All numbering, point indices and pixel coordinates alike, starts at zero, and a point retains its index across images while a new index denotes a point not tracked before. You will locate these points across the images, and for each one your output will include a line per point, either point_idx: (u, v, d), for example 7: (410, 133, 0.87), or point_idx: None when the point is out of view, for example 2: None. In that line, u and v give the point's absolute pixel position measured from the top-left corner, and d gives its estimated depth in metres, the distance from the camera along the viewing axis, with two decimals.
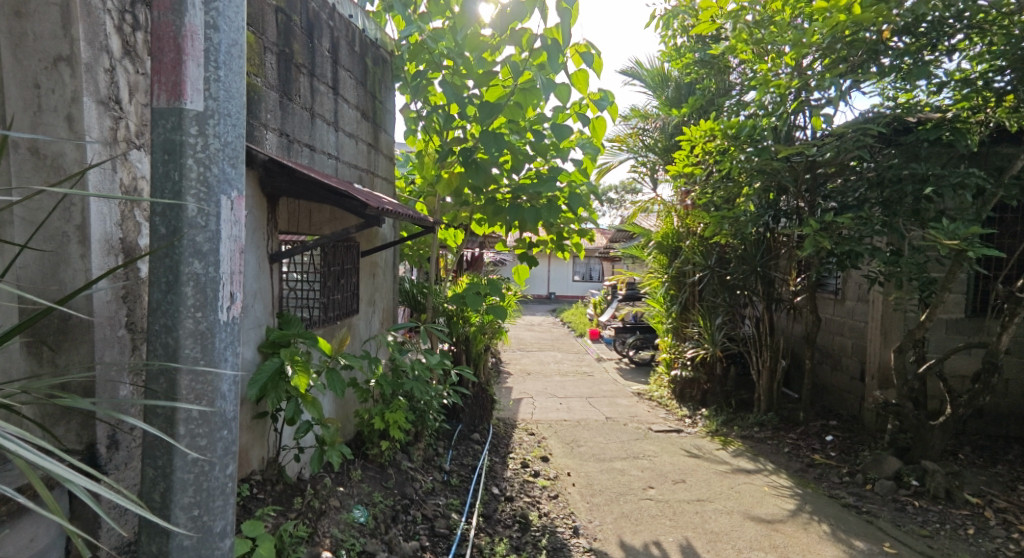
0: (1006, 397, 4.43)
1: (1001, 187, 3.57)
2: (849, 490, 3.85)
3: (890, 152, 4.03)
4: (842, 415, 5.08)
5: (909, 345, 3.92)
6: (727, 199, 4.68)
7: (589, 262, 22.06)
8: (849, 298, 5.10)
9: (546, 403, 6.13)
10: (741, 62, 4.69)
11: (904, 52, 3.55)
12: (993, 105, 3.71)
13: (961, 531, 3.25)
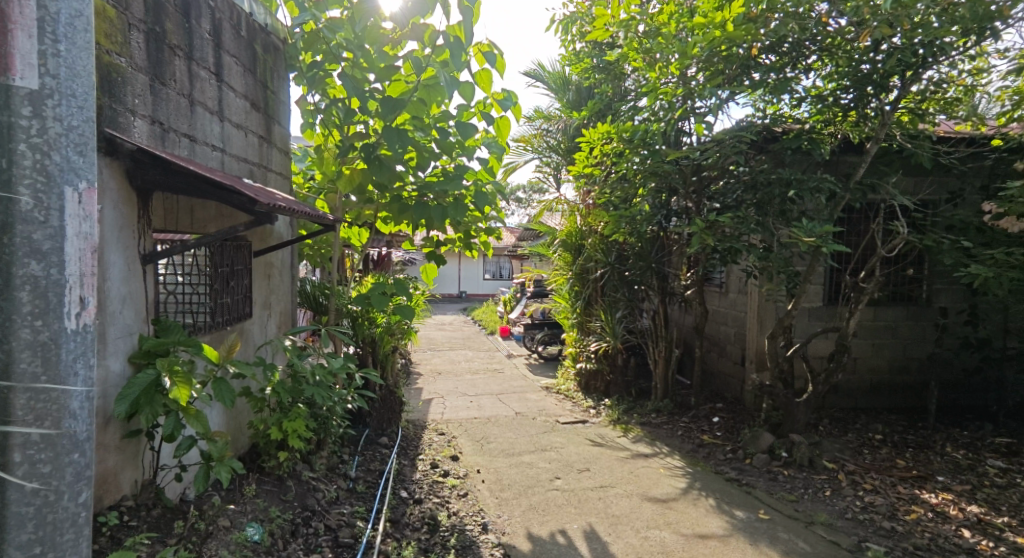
0: (857, 374, 5.06)
1: (848, 191, 4.12)
2: (731, 465, 4.22)
3: (761, 158, 4.48)
4: (727, 397, 5.55)
5: (779, 331, 4.35)
6: (625, 199, 4.91)
7: (499, 262, 22.28)
8: (731, 290, 5.56)
9: (456, 402, 6.12)
10: (634, 70, 4.94)
11: (770, 69, 3.95)
12: (842, 120, 4.20)
13: (821, 493, 3.67)
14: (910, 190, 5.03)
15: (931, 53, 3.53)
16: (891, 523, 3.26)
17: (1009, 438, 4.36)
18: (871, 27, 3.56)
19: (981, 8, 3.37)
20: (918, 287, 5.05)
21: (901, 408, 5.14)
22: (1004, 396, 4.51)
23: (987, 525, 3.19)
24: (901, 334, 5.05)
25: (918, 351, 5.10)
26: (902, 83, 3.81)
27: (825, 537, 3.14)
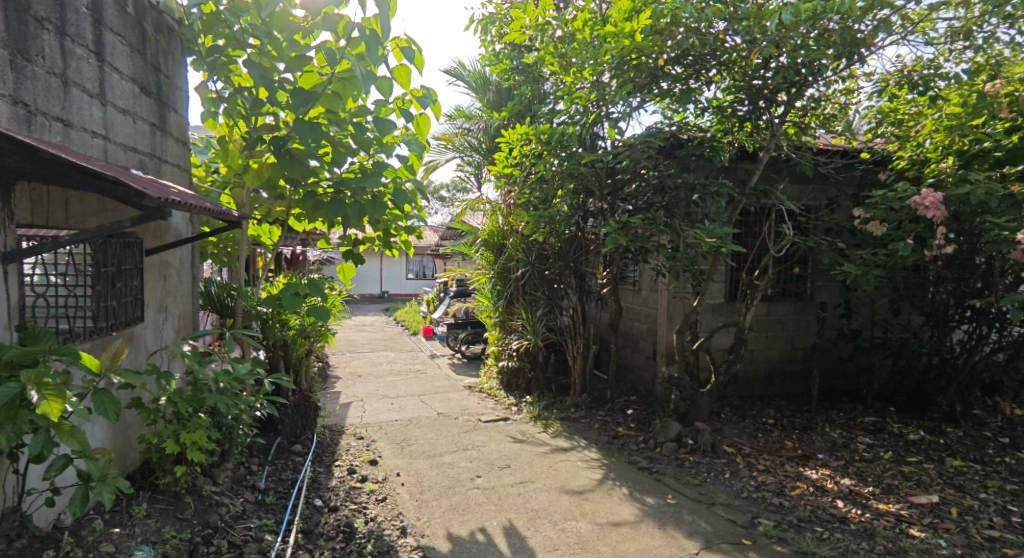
0: (754, 364, 5.48)
1: (744, 195, 4.47)
2: (643, 455, 4.43)
3: (669, 163, 4.74)
4: (640, 390, 5.82)
5: (686, 327, 4.62)
6: (544, 199, 5.01)
7: (423, 261, 21.94)
8: (643, 288, 5.83)
9: (376, 404, 5.97)
10: (551, 74, 5.03)
11: (676, 80, 4.19)
12: (739, 130, 4.55)
13: (721, 476, 3.94)
14: (797, 196, 5.52)
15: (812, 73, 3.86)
16: (780, 498, 3.57)
17: (877, 417, 4.90)
18: (761, 46, 3.86)
19: (850, 35, 3.75)
20: (803, 284, 5.56)
21: (792, 394, 5.63)
22: (872, 379, 5.07)
23: (858, 495, 3.57)
24: (789, 327, 5.52)
25: (805, 342, 5.60)
26: (789, 99, 4.17)
27: (724, 516, 3.37)
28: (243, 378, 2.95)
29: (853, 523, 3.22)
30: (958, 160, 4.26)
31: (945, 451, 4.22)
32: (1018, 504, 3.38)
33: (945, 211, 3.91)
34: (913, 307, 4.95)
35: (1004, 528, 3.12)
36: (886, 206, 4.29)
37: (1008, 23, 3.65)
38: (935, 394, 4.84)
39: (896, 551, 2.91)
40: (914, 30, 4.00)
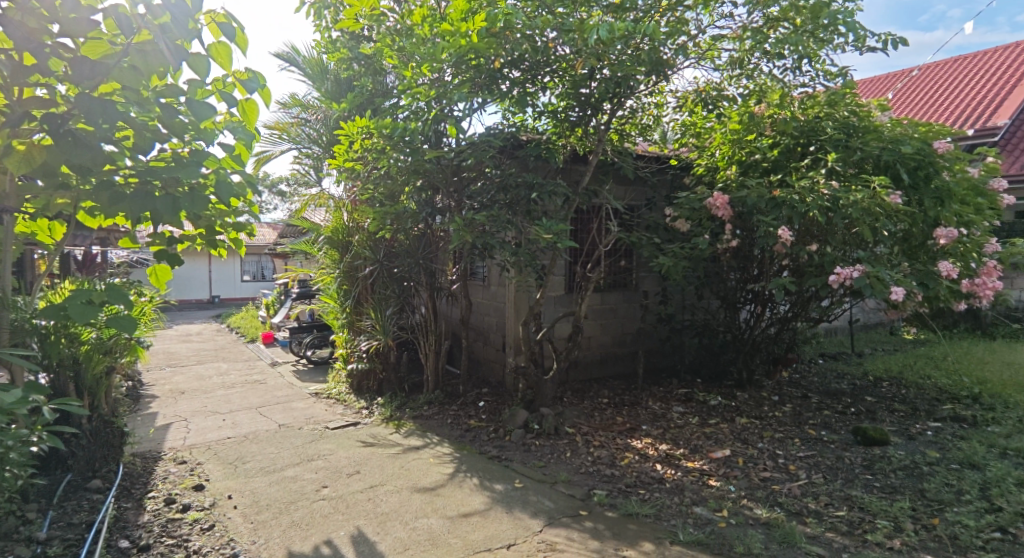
0: (590, 349, 6.00)
1: (578, 195, 4.84)
2: (494, 444, 4.60)
3: (510, 161, 4.91)
4: (491, 382, 6.00)
5: (531, 319, 4.88)
6: (390, 195, 4.90)
7: (260, 260, 19.90)
8: (492, 283, 6.00)
9: (204, 422, 5.32)
10: (392, 67, 4.91)
11: (514, 83, 4.41)
12: (571, 134, 4.93)
13: (563, 455, 4.25)
14: (622, 196, 6.16)
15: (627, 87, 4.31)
16: (611, 469, 3.98)
17: (687, 388, 5.70)
18: (583, 57, 4.16)
19: (655, 54, 4.23)
20: (629, 275, 6.22)
21: (622, 374, 6.27)
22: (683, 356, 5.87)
23: (672, 458, 4.12)
24: (619, 314, 6.16)
25: (632, 327, 6.29)
26: (612, 107, 4.60)
27: (564, 492, 3.66)
28: (11, 409, 2.39)
29: (668, 482, 3.72)
30: (739, 168, 5.19)
31: (735, 411, 5.07)
32: (784, 448, 4.20)
33: (730, 211, 4.81)
34: (711, 292, 5.82)
35: (773, 469, 3.86)
36: (689, 206, 5.00)
37: (767, 58, 4.44)
38: (729, 364, 5.77)
39: (699, 500, 3.43)
40: (704, 57, 4.70)
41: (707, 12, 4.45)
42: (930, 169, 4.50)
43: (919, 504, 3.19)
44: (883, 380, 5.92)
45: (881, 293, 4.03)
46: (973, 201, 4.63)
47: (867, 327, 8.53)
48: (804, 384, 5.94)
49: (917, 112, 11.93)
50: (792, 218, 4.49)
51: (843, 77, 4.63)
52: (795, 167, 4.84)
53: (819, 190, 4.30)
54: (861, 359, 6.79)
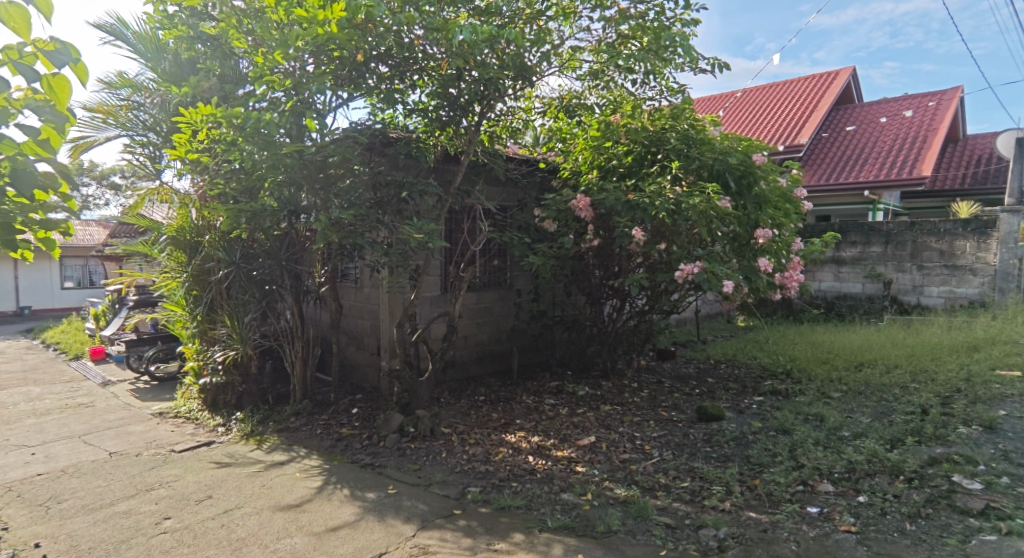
0: (466, 348, 6.07)
1: (450, 195, 4.82)
2: (367, 451, 4.42)
3: (380, 159, 4.77)
4: (366, 387, 5.78)
5: (406, 320, 4.77)
6: (246, 191, 4.48)
7: (88, 264, 16.91)
8: (365, 285, 5.76)
9: (8, 458, 4.45)
10: (242, 52, 4.48)
11: (381, 79, 4.29)
12: (441, 134, 4.91)
13: (439, 456, 4.23)
14: (494, 197, 6.27)
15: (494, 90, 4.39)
16: (485, 465, 4.04)
17: (558, 381, 5.98)
18: (451, 58, 4.16)
19: (519, 60, 4.35)
20: (504, 274, 6.39)
21: (498, 371, 6.41)
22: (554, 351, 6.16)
23: (543, 448, 4.29)
24: (495, 312, 6.31)
25: (506, 324, 6.46)
26: (482, 110, 4.64)
27: (439, 493, 3.64)
28: None
29: (539, 473, 3.87)
30: (599, 173, 5.58)
31: (600, 400, 5.42)
32: (641, 430, 4.58)
33: (591, 212, 5.19)
34: (578, 289, 6.15)
35: (632, 450, 4.19)
36: (555, 207, 5.31)
37: (620, 72, 4.80)
38: (595, 356, 6.15)
39: (567, 487, 3.61)
40: (565, 66, 4.96)
41: (567, 24, 4.68)
42: (751, 178, 5.14)
43: (745, 468, 3.67)
44: (720, 363, 6.71)
45: (715, 285, 4.65)
46: (784, 206, 5.40)
47: (708, 317, 9.60)
48: (659, 370, 6.53)
49: (742, 128, 13.73)
50: (644, 220, 4.92)
51: (683, 94, 5.19)
52: (646, 174, 5.32)
53: (665, 195, 4.80)
54: (704, 346, 7.65)
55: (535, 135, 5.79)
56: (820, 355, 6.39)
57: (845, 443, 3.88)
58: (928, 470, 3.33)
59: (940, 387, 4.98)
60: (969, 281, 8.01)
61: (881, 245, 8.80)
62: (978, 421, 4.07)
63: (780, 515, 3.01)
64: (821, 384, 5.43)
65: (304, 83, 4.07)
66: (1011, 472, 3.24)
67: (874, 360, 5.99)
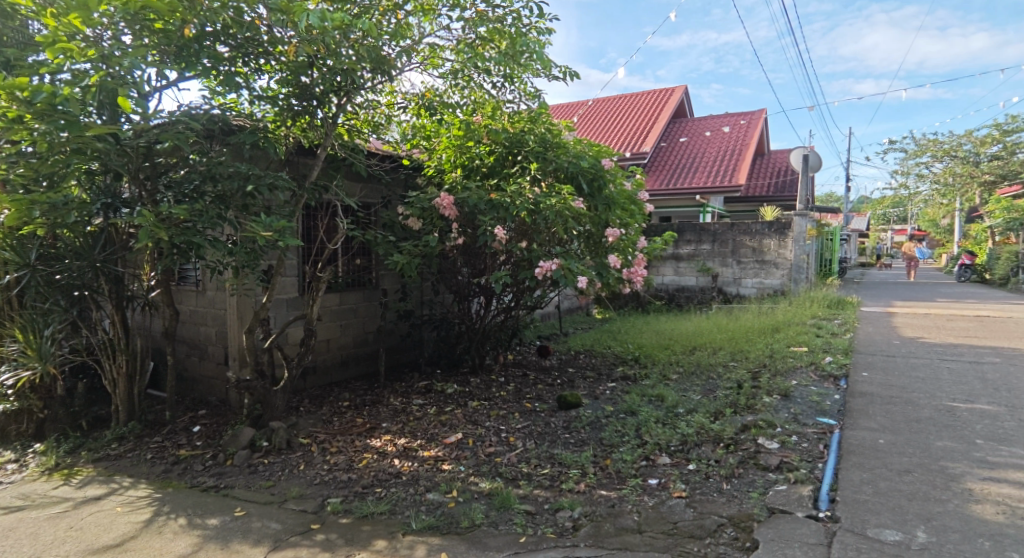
0: (329, 352, 5.79)
1: (305, 191, 4.50)
2: (210, 473, 3.99)
3: (219, 149, 4.29)
4: (211, 402, 5.23)
5: (256, 324, 4.35)
6: (44, 180, 3.76)
7: None
8: (208, 288, 5.18)
9: None
10: (31, 13, 3.75)
11: (219, 59, 3.83)
12: (293, 125, 4.53)
13: (296, 469, 3.96)
14: (355, 193, 6.02)
15: (350, 82, 4.18)
16: (348, 473, 3.87)
17: (427, 380, 5.92)
18: (300, 44, 3.93)
19: (376, 53, 4.18)
20: (368, 273, 6.19)
21: (363, 374, 6.21)
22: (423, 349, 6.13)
23: (409, 450, 4.21)
24: (360, 314, 6.11)
25: (372, 325, 6.27)
26: (340, 102, 4.37)
27: (294, 509, 3.40)
28: None
29: (404, 475, 3.79)
30: (462, 172, 5.65)
31: (468, 396, 5.46)
32: (506, 423, 4.71)
33: (455, 210, 5.17)
34: (445, 287, 6.15)
35: (497, 443, 4.29)
36: (420, 206, 5.26)
37: (480, 73, 4.86)
38: (463, 353, 6.19)
39: (432, 486, 3.59)
40: (426, 62, 4.87)
41: (427, 21, 4.62)
42: (601, 181, 5.50)
43: (598, 450, 3.94)
44: (578, 353, 7.15)
45: (571, 281, 4.92)
46: (630, 207, 5.87)
47: (568, 311, 10.14)
48: (524, 364, 6.76)
49: (595, 136, 14.70)
50: (506, 218, 5.04)
51: (539, 100, 5.39)
52: (508, 174, 5.47)
53: (525, 195, 4.97)
54: (565, 338, 8.09)
55: (399, 132, 5.65)
56: (662, 342, 7.09)
57: (680, 419, 4.34)
58: (741, 436, 3.86)
59: (754, 363, 5.80)
60: (773, 273, 9.44)
61: (709, 243, 9.97)
62: (778, 390, 4.81)
63: (626, 490, 3.28)
64: (662, 367, 6.05)
65: (115, 54, 3.49)
66: (800, 430, 3.88)
67: (703, 344, 6.79)
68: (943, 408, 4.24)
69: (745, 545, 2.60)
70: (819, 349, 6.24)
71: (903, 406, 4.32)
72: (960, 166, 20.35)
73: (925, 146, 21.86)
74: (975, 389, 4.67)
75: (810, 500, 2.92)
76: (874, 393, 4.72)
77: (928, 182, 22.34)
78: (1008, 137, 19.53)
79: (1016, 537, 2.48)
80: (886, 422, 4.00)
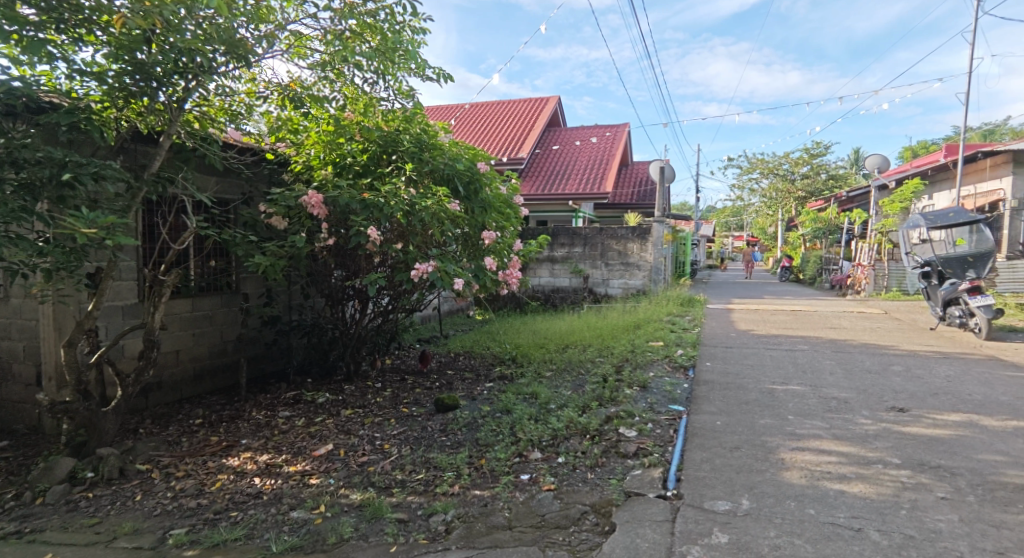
0: (178, 365, 5.20)
1: (143, 183, 3.98)
2: (13, 516, 3.38)
3: (28, 131, 3.65)
4: (19, 430, 4.45)
5: (79, 336, 3.75)
6: None
7: None
8: (14, 295, 4.38)
9: None
10: None
11: (24, 23, 3.23)
12: (125, 107, 3.98)
13: (130, 501, 3.49)
14: (208, 187, 5.47)
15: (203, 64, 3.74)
16: (196, 500, 3.49)
17: (296, 391, 5.54)
18: (133, 15, 3.45)
19: (230, 34, 3.79)
20: (227, 277, 5.65)
21: (221, 388, 5.66)
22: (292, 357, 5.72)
23: (272, 467, 3.90)
24: (217, 321, 5.56)
25: (231, 333, 5.74)
26: (188, 84, 3.89)
27: (126, 547, 2.99)
28: None
29: (264, 495, 3.51)
30: (333, 169, 5.37)
31: (341, 405, 5.20)
32: (380, 430, 4.56)
33: (324, 209, 4.86)
34: (316, 290, 5.79)
35: (370, 452, 4.13)
36: (284, 203, 4.89)
37: (353, 68, 4.64)
38: (337, 360, 5.91)
39: (297, 504, 3.36)
40: (290, 49, 4.53)
41: (290, 6, 4.32)
42: (477, 184, 5.54)
43: (474, 450, 3.96)
44: (457, 355, 7.15)
45: (447, 283, 4.89)
46: (506, 210, 5.99)
47: (448, 313, 10.11)
48: (402, 368, 6.60)
49: (473, 139, 14.85)
50: (380, 219, 4.87)
51: (413, 99, 5.29)
52: (381, 173, 5.31)
53: (400, 195, 4.83)
54: (445, 340, 8.05)
55: (261, 124, 5.21)
56: (538, 340, 7.32)
57: (551, 414, 4.52)
58: (605, 426, 4.11)
59: (620, 358, 6.21)
60: (636, 274, 10.21)
61: (581, 246, 10.50)
62: (637, 382, 5.21)
63: (498, 488, 3.34)
64: (537, 365, 6.26)
65: None
66: (654, 418, 4.23)
67: (575, 342, 7.15)
68: (765, 391, 4.88)
69: (604, 529, 2.78)
70: (674, 343, 6.86)
71: (736, 390, 4.90)
72: (780, 182, 23.82)
73: (754, 165, 25.19)
74: (790, 373, 5.44)
75: (660, 481, 3.19)
76: (715, 380, 5.30)
77: (758, 195, 25.68)
78: (815, 159, 23.10)
79: (814, 495, 2.91)
80: (723, 405, 4.51)
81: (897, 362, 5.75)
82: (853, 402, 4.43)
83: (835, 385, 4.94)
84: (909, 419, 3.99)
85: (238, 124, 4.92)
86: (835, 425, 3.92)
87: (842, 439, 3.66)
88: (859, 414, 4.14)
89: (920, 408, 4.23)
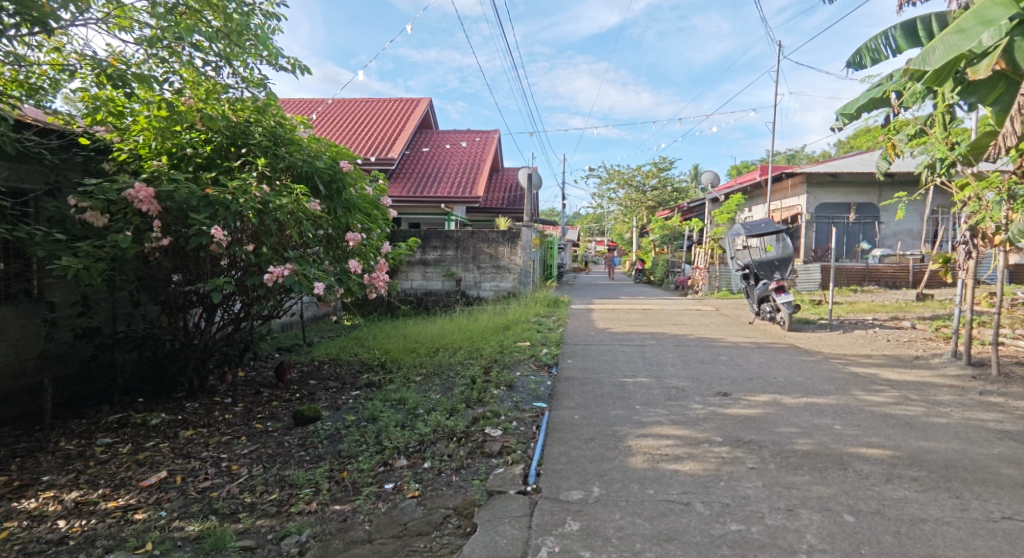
0: None
1: None
2: None
3: None
4: None
5: None
6: None
7: None
8: None
9: None
10: None
11: None
12: None
13: None
14: None
15: None
16: None
17: (121, 413, 4.83)
18: None
19: None
20: (25, 282, 4.77)
21: (18, 415, 4.77)
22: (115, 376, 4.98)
23: (83, 505, 3.36)
24: (10, 336, 4.67)
25: (33, 350, 4.86)
26: None
27: None
28: None
29: (70, 540, 3.00)
30: (168, 160, 4.77)
31: (180, 425, 4.64)
32: (227, 450, 4.14)
33: (157, 205, 4.24)
34: (149, 298, 5.10)
35: (214, 476, 3.73)
36: (103, 196, 4.22)
37: (193, 47, 4.15)
38: (176, 375, 5.26)
39: (116, 545, 2.93)
40: (109, 17, 3.93)
41: None
42: (340, 184, 5.23)
43: (335, 463, 3.75)
44: (322, 363, 6.75)
45: (307, 287, 4.56)
46: (372, 212, 5.77)
47: (313, 319, 9.54)
48: (257, 380, 6.07)
49: (338, 137, 14.20)
50: (226, 218, 4.41)
51: (264, 88, 4.88)
52: (227, 167, 4.84)
53: (251, 192, 4.43)
54: (309, 348, 7.55)
55: (74, 102, 4.47)
56: (408, 345, 7.16)
57: (418, 419, 4.44)
58: (471, 428, 4.15)
59: (488, 360, 6.30)
60: (507, 277, 10.43)
61: (454, 249, 10.47)
62: (504, 382, 5.32)
63: (359, 500, 3.20)
64: (406, 370, 6.11)
65: None
66: (519, 416, 4.35)
67: (446, 345, 7.10)
68: (618, 384, 5.27)
69: (465, 531, 2.79)
70: (539, 343, 7.12)
71: (592, 385, 5.23)
72: (633, 193, 25.93)
73: (612, 176, 27.16)
74: (639, 366, 5.94)
75: (521, 477, 3.29)
76: (575, 376, 5.61)
77: (616, 203, 27.72)
78: (662, 173, 25.48)
79: (654, 476, 3.20)
80: (581, 400, 4.79)
81: (724, 352, 6.54)
82: (688, 390, 4.95)
83: (675, 375, 5.49)
84: (730, 402, 4.55)
85: (41, 103, 4.18)
86: (673, 411, 4.34)
87: (678, 423, 4.07)
88: (692, 400, 4.63)
89: (738, 391, 4.86)
